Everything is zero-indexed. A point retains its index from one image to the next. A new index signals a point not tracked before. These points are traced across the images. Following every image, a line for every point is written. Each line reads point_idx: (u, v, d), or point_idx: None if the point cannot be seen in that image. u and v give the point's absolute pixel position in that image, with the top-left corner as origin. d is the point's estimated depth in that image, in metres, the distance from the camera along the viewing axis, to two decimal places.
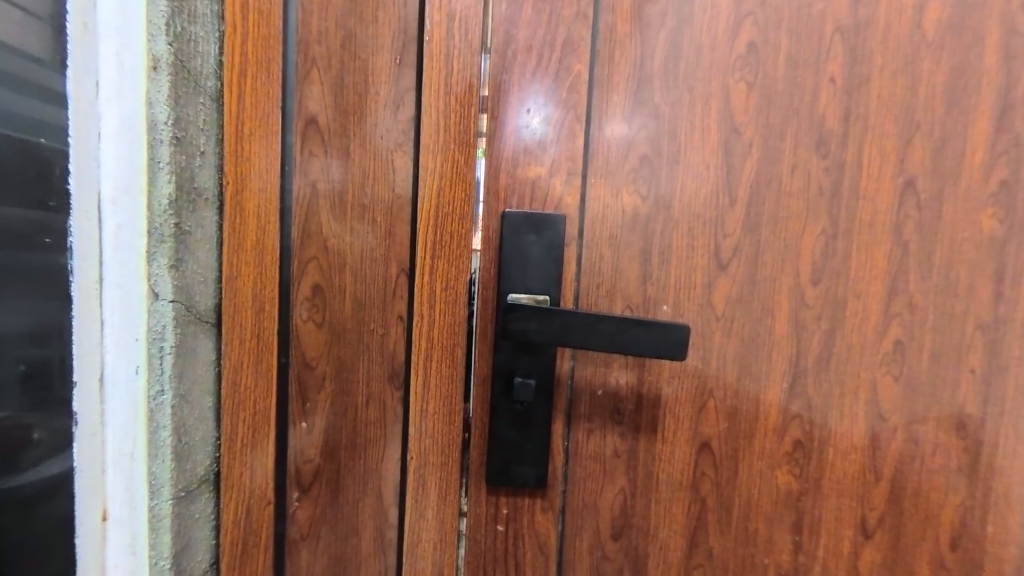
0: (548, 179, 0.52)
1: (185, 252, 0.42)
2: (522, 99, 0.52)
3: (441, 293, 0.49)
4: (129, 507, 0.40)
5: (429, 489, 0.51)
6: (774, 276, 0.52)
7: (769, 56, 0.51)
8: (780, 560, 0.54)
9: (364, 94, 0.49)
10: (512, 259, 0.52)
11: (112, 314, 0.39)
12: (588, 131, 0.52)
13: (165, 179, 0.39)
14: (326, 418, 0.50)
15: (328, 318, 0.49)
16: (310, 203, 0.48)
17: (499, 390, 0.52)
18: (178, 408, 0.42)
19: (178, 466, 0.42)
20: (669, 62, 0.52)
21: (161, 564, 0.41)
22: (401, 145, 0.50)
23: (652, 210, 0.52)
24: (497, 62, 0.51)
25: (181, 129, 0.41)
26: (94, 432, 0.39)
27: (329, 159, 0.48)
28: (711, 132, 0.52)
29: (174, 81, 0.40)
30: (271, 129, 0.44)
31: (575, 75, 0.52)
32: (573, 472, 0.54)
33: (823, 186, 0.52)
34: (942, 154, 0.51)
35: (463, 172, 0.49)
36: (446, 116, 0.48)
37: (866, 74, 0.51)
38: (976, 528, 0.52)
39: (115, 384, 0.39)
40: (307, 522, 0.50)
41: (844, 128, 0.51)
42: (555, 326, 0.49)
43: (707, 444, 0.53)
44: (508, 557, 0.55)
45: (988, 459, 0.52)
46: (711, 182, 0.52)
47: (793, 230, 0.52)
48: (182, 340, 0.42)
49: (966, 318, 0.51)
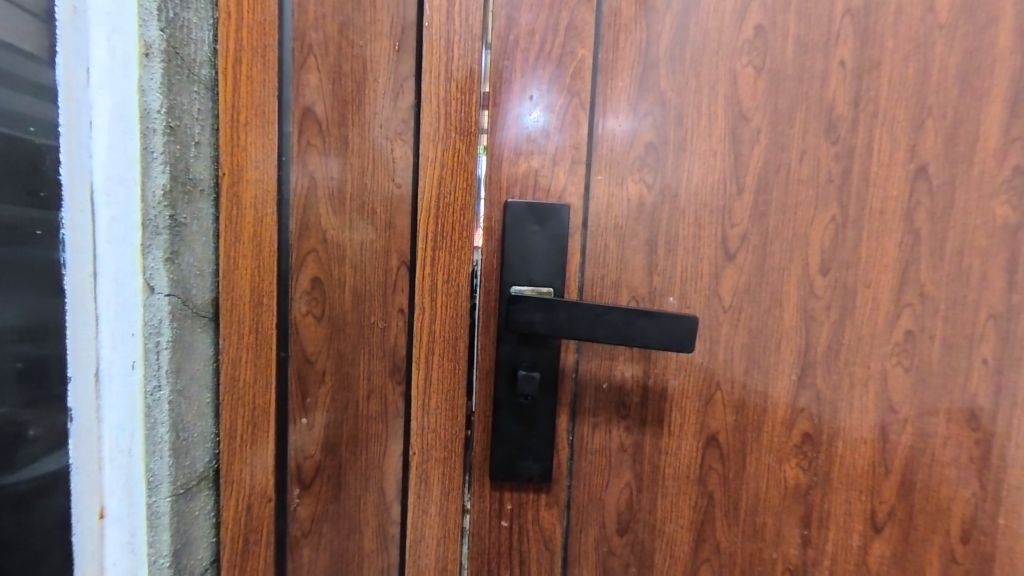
0: (551, 168, 0.51)
1: (182, 245, 0.41)
2: (524, 87, 0.51)
3: (444, 286, 0.48)
4: (128, 505, 0.39)
5: (432, 484, 0.50)
6: (782, 265, 0.51)
7: (777, 40, 0.50)
8: (789, 555, 0.53)
9: (363, 83, 0.49)
10: (515, 251, 0.51)
11: (107, 308, 0.38)
12: (591, 118, 0.51)
13: (160, 170, 0.39)
14: (327, 414, 0.49)
15: (328, 311, 0.49)
16: (308, 195, 0.47)
17: (502, 384, 0.51)
18: (175, 404, 0.41)
19: (177, 463, 0.41)
20: (675, 46, 0.50)
21: (161, 561, 0.41)
22: (401, 134, 0.49)
23: (657, 199, 0.51)
24: (498, 48, 0.50)
25: (175, 118, 0.40)
26: (90, 429, 0.38)
27: (327, 149, 0.48)
28: (718, 119, 0.51)
29: (167, 68, 0.39)
30: (267, 117, 0.43)
31: (578, 59, 0.50)
32: (578, 467, 0.53)
33: (832, 173, 0.51)
34: (953, 140, 0.50)
35: (464, 162, 0.48)
36: (447, 104, 0.47)
37: (877, 58, 0.50)
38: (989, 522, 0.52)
39: (111, 379, 0.38)
40: (308, 519, 0.49)
41: (854, 113, 0.50)
42: (560, 318, 0.48)
43: (715, 437, 0.53)
44: (513, 553, 0.54)
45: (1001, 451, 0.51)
46: (718, 171, 0.51)
47: (802, 218, 0.51)
48: (179, 334, 0.41)
49: (979, 308, 0.50)
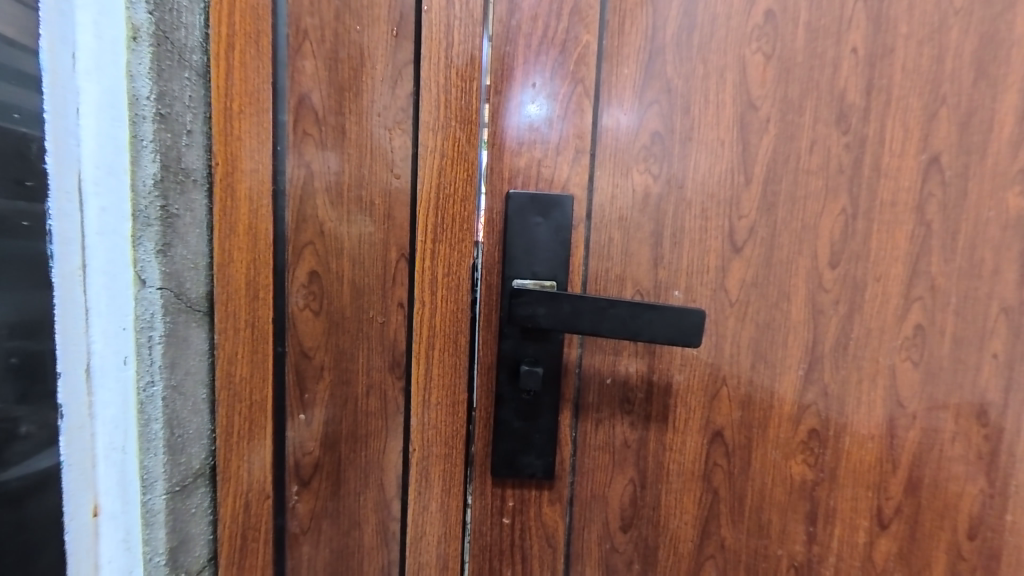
0: (554, 158, 0.50)
1: (174, 237, 0.40)
2: (527, 74, 0.49)
3: (444, 280, 0.48)
4: (122, 502, 0.39)
5: (433, 480, 0.50)
6: (791, 257, 0.50)
7: (789, 25, 0.49)
8: (794, 551, 0.52)
9: (360, 69, 0.47)
10: (517, 243, 0.49)
11: (99, 301, 0.37)
12: (596, 106, 0.50)
13: (150, 159, 0.38)
14: (325, 410, 0.48)
15: (325, 306, 0.47)
16: (305, 186, 0.46)
17: (504, 380, 0.50)
18: (170, 399, 0.40)
19: (172, 459, 0.41)
20: (682, 32, 0.49)
21: (157, 559, 0.40)
22: (399, 123, 0.48)
23: (663, 190, 0.50)
24: (500, 34, 0.48)
25: (166, 106, 0.39)
26: (82, 426, 0.37)
27: (323, 139, 0.46)
28: (726, 107, 0.49)
29: (157, 53, 0.38)
30: (261, 106, 0.42)
31: (583, 45, 0.49)
32: (581, 463, 0.53)
33: (843, 163, 0.49)
34: (968, 129, 0.49)
35: (464, 151, 0.47)
36: (447, 92, 0.46)
37: (890, 44, 0.48)
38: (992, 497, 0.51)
39: (103, 374, 0.37)
40: (308, 516, 0.48)
41: (865, 102, 0.49)
42: (564, 310, 0.46)
43: (720, 434, 0.52)
44: (515, 550, 0.53)
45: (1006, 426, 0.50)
46: (726, 161, 0.50)
47: (811, 210, 0.50)
48: (172, 328, 0.40)
49: (991, 301, 0.49)
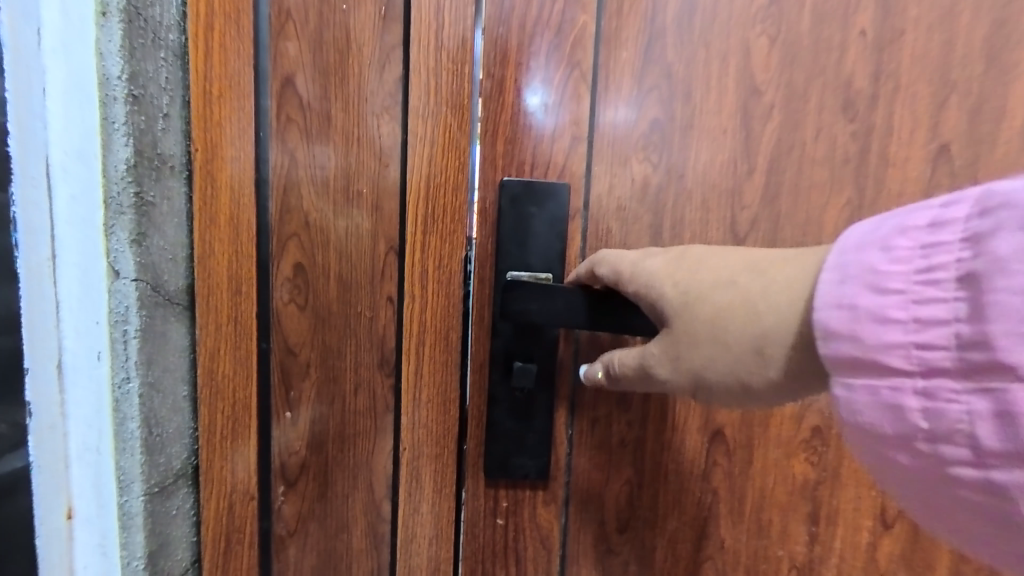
0: (549, 146, 0.48)
1: (150, 226, 0.38)
2: (521, 58, 0.47)
3: (435, 273, 0.46)
4: (97, 505, 0.37)
5: (423, 481, 0.48)
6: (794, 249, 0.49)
7: (793, 8, 0.47)
8: (795, 552, 0.51)
9: (346, 51, 0.44)
10: (512, 235, 0.48)
11: (70, 294, 0.35)
12: (593, 93, 0.48)
13: (123, 143, 0.36)
14: (312, 409, 0.46)
15: (311, 301, 0.45)
16: (288, 175, 0.43)
17: (497, 378, 0.49)
18: (147, 398, 0.39)
19: (151, 460, 0.39)
20: (682, 14, 0.47)
21: (136, 563, 0.39)
22: (388, 109, 0.45)
23: (663, 180, 0.48)
24: (493, 16, 0.46)
25: (139, 87, 0.36)
26: (53, 426, 0.35)
27: (308, 127, 0.44)
28: (728, 94, 0.48)
29: (129, 30, 0.36)
30: (241, 90, 0.40)
31: (580, 27, 0.47)
32: (577, 463, 0.51)
33: (849, 152, 0.48)
34: (978, 116, 0.47)
35: (456, 138, 0.45)
36: (437, 76, 0.44)
37: (900, 28, 0.47)
38: (885, 416, 0.28)
39: (75, 371, 0.35)
40: (295, 518, 0.47)
41: (873, 88, 0.47)
42: (559, 305, 0.45)
43: (720, 433, 0.50)
44: (508, 552, 0.52)
45: (706, 314, 0.37)
46: (728, 149, 0.48)
47: (816, 201, 0.48)
48: (149, 323, 0.39)
49: None
